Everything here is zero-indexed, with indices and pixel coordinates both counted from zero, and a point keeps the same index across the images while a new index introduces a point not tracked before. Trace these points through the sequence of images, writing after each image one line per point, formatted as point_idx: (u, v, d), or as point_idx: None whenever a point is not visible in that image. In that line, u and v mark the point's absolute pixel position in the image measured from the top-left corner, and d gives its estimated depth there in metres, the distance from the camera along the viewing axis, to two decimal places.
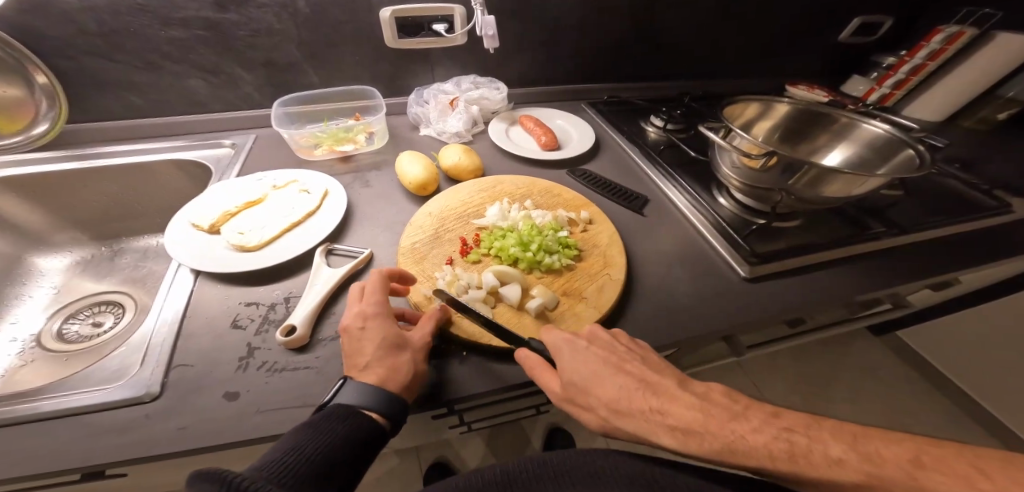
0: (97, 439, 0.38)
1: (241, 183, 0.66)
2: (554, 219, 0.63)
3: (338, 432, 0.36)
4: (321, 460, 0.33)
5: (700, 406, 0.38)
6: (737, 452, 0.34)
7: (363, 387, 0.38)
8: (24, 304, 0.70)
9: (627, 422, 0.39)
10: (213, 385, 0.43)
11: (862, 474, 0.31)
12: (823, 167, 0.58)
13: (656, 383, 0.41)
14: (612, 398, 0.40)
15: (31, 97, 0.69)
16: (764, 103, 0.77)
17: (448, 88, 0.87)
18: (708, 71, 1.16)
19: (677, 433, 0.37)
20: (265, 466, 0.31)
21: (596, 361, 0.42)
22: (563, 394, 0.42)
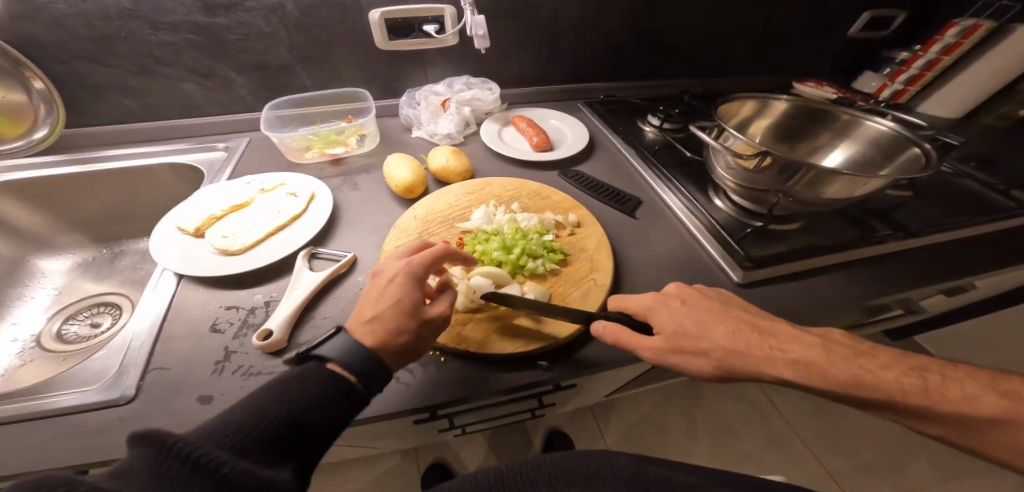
0: (72, 440, 0.38)
1: (230, 187, 0.66)
2: (540, 221, 0.62)
3: (309, 392, 0.33)
4: (279, 424, 0.30)
5: (822, 344, 0.40)
6: (865, 384, 0.37)
7: (342, 346, 0.37)
8: (25, 305, 0.71)
9: (743, 362, 0.40)
10: (189, 388, 0.43)
11: (1002, 408, 0.35)
12: (823, 167, 0.55)
13: (768, 327, 0.43)
14: (726, 342, 0.41)
15: (31, 103, 0.71)
16: (760, 100, 0.74)
17: (440, 90, 0.86)
18: (710, 69, 1.13)
19: (795, 367, 0.39)
20: (222, 425, 0.29)
21: (702, 312, 0.44)
22: (665, 346, 0.43)
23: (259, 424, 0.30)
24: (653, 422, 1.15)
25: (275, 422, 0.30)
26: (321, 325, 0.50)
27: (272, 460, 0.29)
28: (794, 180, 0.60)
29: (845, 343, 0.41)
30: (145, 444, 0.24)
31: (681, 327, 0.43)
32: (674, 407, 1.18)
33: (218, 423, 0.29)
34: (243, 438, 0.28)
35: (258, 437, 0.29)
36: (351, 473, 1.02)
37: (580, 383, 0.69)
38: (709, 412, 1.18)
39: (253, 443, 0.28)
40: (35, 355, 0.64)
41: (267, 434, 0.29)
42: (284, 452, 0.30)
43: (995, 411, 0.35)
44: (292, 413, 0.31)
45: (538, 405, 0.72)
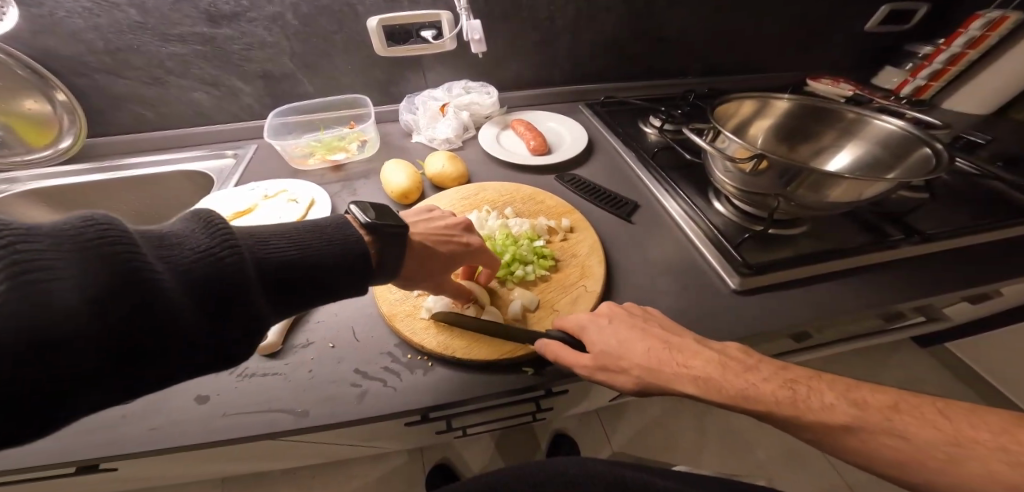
0: (75, 438, 0.40)
1: (234, 192, 0.68)
2: (532, 227, 0.62)
3: (335, 244, 0.37)
4: (293, 258, 0.34)
5: (719, 361, 0.40)
6: (750, 398, 0.37)
7: (390, 249, 0.41)
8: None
9: (655, 380, 0.41)
10: (186, 387, 0.44)
11: (848, 416, 0.34)
12: (824, 170, 0.53)
13: (679, 343, 0.42)
14: (643, 360, 0.41)
15: (54, 113, 0.75)
16: (761, 99, 0.72)
17: (438, 95, 0.87)
18: (717, 67, 1.10)
19: (698, 384, 0.39)
20: (260, 232, 0.34)
21: (624, 328, 0.44)
22: (596, 364, 0.43)
23: (283, 251, 0.33)
24: (660, 426, 1.13)
25: (291, 258, 0.34)
26: (318, 328, 0.51)
27: (271, 282, 0.32)
28: (792, 186, 0.57)
29: (724, 353, 0.41)
30: (206, 227, 0.30)
31: (608, 345, 0.43)
32: (681, 411, 1.16)
33: (263, 233, 0.34)
34: (261, 253, 0.32)
35: (267, 263, 0.32)
36: (357, 472, 1.04)
37: (579, 389, 0.68)
38: (719, 418, 1.15)
39: (270, 263, 0.32)
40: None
41: (282, 261, 0.33)
42: (283, 280, 0.33)
43: (844, 420, 0.34)
44: (309, 257, 0.35)
45: (537, 408, 0.72)
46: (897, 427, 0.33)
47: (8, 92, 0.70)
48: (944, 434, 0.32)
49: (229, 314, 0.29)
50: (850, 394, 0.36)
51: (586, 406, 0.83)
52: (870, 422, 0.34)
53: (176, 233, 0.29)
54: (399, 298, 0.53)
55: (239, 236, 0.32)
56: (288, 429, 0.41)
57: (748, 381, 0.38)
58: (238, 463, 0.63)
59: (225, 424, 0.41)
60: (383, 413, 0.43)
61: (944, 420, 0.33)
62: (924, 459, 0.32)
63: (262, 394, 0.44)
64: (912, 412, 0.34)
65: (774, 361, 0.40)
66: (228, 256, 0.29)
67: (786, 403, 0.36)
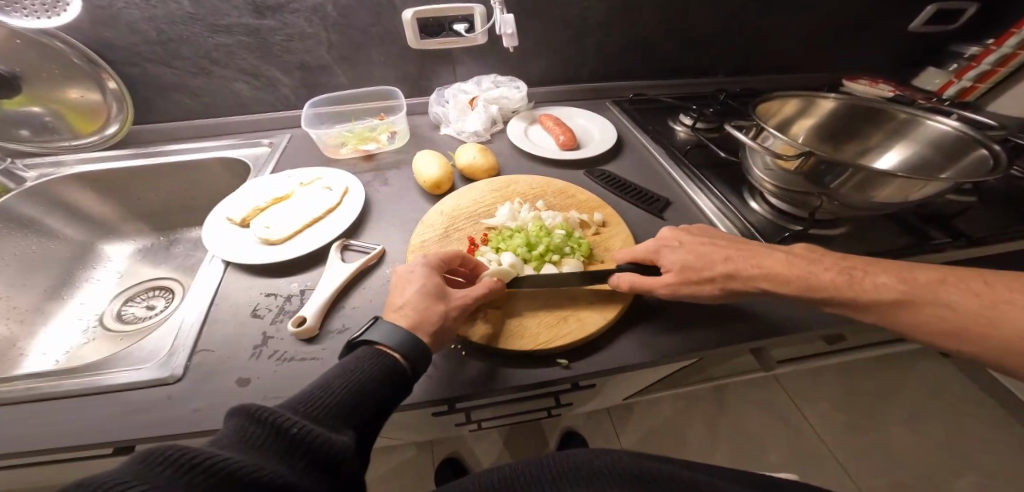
0: (116, 419, 0.39)
1: (272, 180, 0.69)
2: (564, 220, 0.61)
3: (375, 368, 0.35)
4: (343, 398, 0.32)
5: (788, 259, 0.45)
6: (813, 286, 0.42)
7: (391, 331, 0.38)
8: (84, 289, 0.74)
9: (736, 284, 0.45)
10: (227, 370, 0.43)
11: (900, 292, 0.39)
12: (880, 169, 0.52)
13: (750, 250, 0.47)
14: (723, 267, 0.45)
15: (104, 102, 0.78)
16: (804, 99, 0.71)
17: (468, 88, 0.88)
18: (748, 67, 1.08)
19: (770, 280, 0.44)
20: (304, 398, 0.31)
21: (697, 247, 0.48)
22: (679, 279, 0.46)
23: (329, 397, 0.32)
24: (673, 427, 1.08)
25: (350, 396, 0.33)
26: (353, 314, 0.50)
27: (339, 423, 0.31)
28: (837, 183, 0.57)
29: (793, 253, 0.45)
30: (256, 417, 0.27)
31: (686, 260, 0.47)
32: (694, 412, 1.11)
33: (306, 393, 0.32)
34: (324, 410, 0.31)
35: (334, 407, 0.31)
36: None
37: (601, 386, 0.67)
38: (733, 420, 1.10)
39: (336, 411, 0.31)
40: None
41: (332, 407, 0.31)
42: (350, 421, 0.32)
43: (896, 296, 0.39)
44: (358, 387, 0.34)
45: (554, 404, 0.71)
46: (944, 298, 0.38)
47: (61, 81, 0.72)
48: (984, 298, 0.36)
49: (325, 467, 0.27)
50: (902, 274, 0.40)
51: (601, 404, 0.82)
52: (921, 296, 0.38)
53: (225, 437, 0.25)
54: None
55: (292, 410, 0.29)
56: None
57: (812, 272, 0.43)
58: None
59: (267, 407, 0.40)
60: (419, 399, 0.44)
61: (986, 288, 0.37)
62: (970, 327, 0.36)
63: (303, 379, 0.43)
64: (957, 283, 0.38)
65: (835, 254, 0.45)
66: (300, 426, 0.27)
67: (843, 285, 0.41)
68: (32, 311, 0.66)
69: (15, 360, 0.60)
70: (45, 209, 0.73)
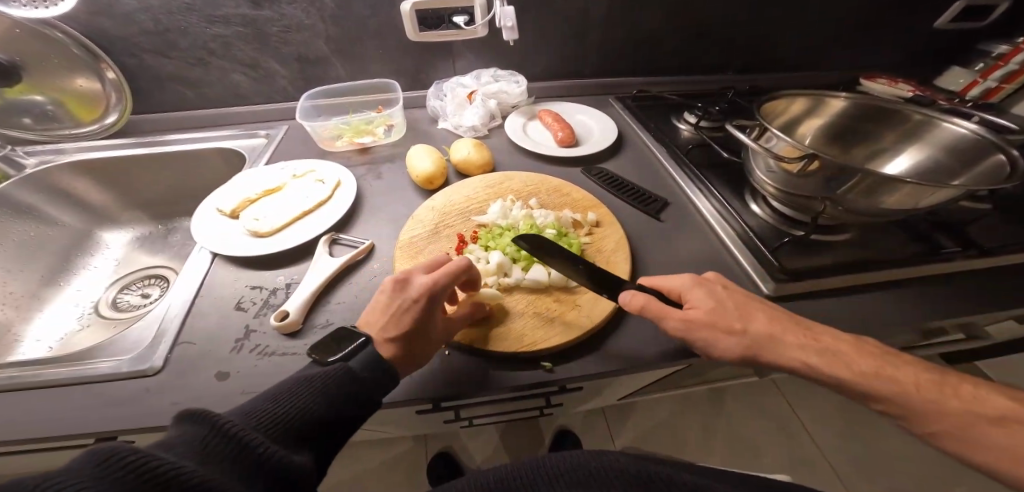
0: (93, 411, 0.39)
1: (265, 172, 0.69)
2: (557, 219, 0.60)
3: (335, 389, 0.34)
4: (305, 419, 0.31)
5: (855, 344, 0.40)
6: (885, 376, 0.38)
7: (372, 363, 0.37)
8: (81, 276, 0.75)
9: (774, 347, 0.40)
10: (206, 364, 0.43)
11: (1003, 411, 0.35)
12: (887, 174, 0.49)
13: (807, 322, 0.43)
14: (765, 329, 0.41)
15: (103, 91, 0.78)
16: (813, 98, 0.68)
17: (466, 82, 0.86)
18: (758, 65, 1.05)
19: (824, 357, 0.39)
20: (255, 413, 0.30)
21: (740, 299, 0.44)
22: (699, 321, 0.41)
23: (288, 416, 0.31)
24: (667, 430, 1.06)
25: (306, 414, 0.32)
26: (337, 309, 0.50)
27: (297, 443, 0.30)
28: (842, 189, 0.54)
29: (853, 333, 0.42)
30: (208, 424, 0.26)
31: (723, 308, 0.42)
32: (691, 415, 1.08)
33: (257, 408, 0.30)
34: (275, 428, 0.30)
35: (289, 426, 0.30)
36: (355, 454, 1.04)
37: (593, 388, 0.66)
38: (730, 424, 1.08)
39: (289, 429, 0.30)
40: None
41: (286, 424, 0.30)
42: (305, 439, 0.31)
43: (999, 413, 0.35)
44: (316, 407, 0.33)
45: (545, 404, 0.70)
46: None
47: (62, 69, 0.73)
48: None
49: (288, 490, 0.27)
50: (1007, 395, 0.37)
51: (594, 405, 0.81)
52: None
53: (177, 441, 0.24)
54: None
55: (242, 421, 0.28)
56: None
57: (866, 360, 0.39)
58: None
59: (243, 403, 0.40)
60: (398, 397, 0.43)
61: None
62: None
63: (282, 375, 0.42)
64: None
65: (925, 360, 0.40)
66: (251, 442, 0.26)
67: (928, 388, 0.37)
68: (27, 297, 0.67)
69: (8, 345, 0.61)
70: (44, 197, 0.74)
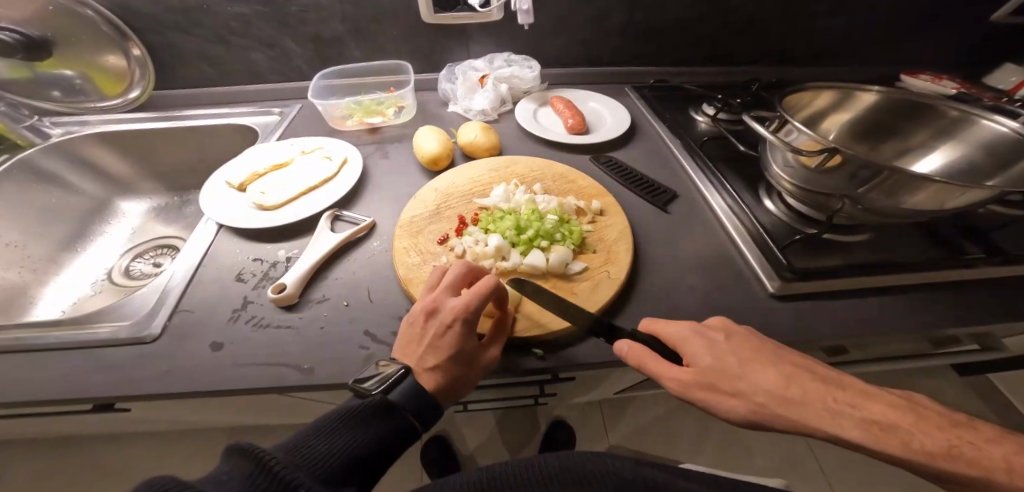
0: (92, 374, 0.40)
1: (275, 148, 0.70)
2: (560, 205, 0.58)
3: (376, 425, 0.34)
4: (345, 455, 0.31)
5: (906, 410, 0.33)
6: (966, 458, 0.30)
7: (416, 394, 0.37)
8: (97, 242, 0.78)
9: (788, 412, 0.34)
10: (202, 334, 0.44)
11: None
12: (911, 171, 0.46)
13: (832, 376, 0.36)
14: (774, 388, 0.35)
15: (128, 67, 0.80)
16: (839, 91, 0.65)
17: (479, 65, 0.85)
18: (785, 58, 1.00)
19: (866, 428, 0.32)
20: (299, 449, 0.30)
21: (746, 351, 0.38)
22: (695, 379, 0.37)
23: (328, 452, 0.31)
24: (663, 427, 1.05)
25: (347, 454, 0.32)
26: (334, 284, 0.50)
27: (339, 482, 0.30)
28: (864, 188, 0.51)
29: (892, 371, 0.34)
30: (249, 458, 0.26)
31: (723, 364, 0.37)
32: (688, 413, 1.06)
33: (300, 444, 0.31)
34: (317, 466, 0.30)
35: (331, 466, 0.30)
36: None
37: (589, 380, 0.65)
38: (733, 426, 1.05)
39: (330, 469, 0.30)
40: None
41: (331, 464, 0.30)
42: (349, 479, 0.31)
43: None
44: (360, 445, 0.33)
45: (540, 393, 0.70)
46: None
47: (92, 47, 0.75)
48: None
49: None
50: None
51: (591, 397, 0.80)
52: None
53: (221, 477, 0.25)
54: (416, 263, 0.51)
55: (286, 458, 0.29)
56: (297, 387, 0.40)
57: (921, 431, 0.31)
58: (251, 419, 0.62)
59: (233, 374, 0.40)
60: None
61: None
62: None
63: (274, 347, 0.43)
64: None
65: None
66: (290, 479, 0.26)
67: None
68: (46, 261, 0.70)
69: (25, 306, 0.63)
70: (67, 164, 0.77)
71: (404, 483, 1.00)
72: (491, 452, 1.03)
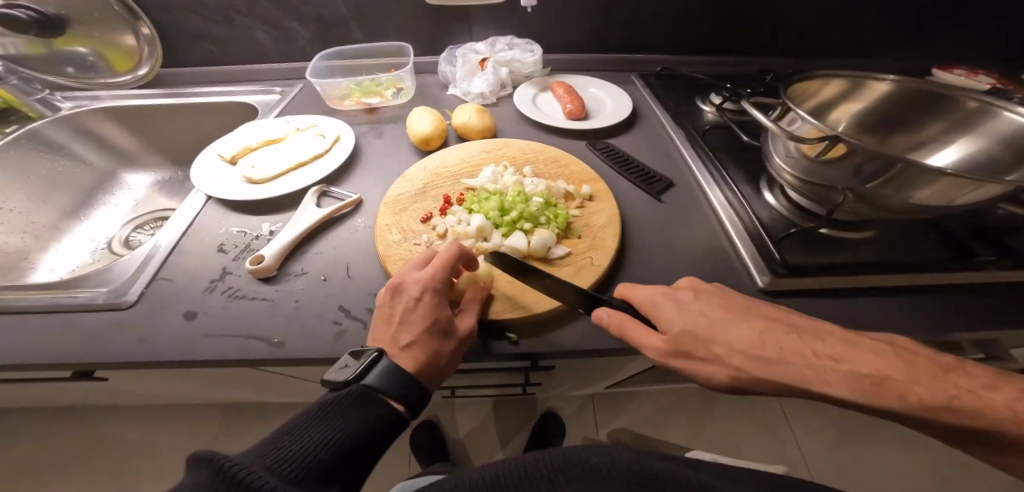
0: (69, 338, 0.41)
1: (271, 124, 0.70)
2: (548, 189, 0.57)
3: (356, 420, 0.33)
4: (324, 455, 0.30)
5: (887, 354, 0.32)
6: (958, 407, 0.28)
7: (393, 375, 0.36)
8: (100, 212, 0.80)
9: (768, 374, 0.33)
10: (178, 302, 0.44)
11: None
12: (925, 163, 0.43)
13: (808, 327, 0.35)
14: (745, 346, 0.35)
15: (138, 45, 0.81)
16: (852, 79, 0.61)
17: (479, 48, 0.84)
18: (803, 48, 0.95)
19: (855, 379, 0.30)
20: (271, 454, 0.28)
21: (714, 309, 0.38)
22: (672, 346, 0.36)
23: (305, 452, 0.29)
24: (655, 425, 1.02)
25: (327, 453, 0.30)
26: (313, 259, 0.50)
27: (320, 483, 0.29)
28: (870, 181, 0.48)
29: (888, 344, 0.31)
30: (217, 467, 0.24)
31: (695, 326, 0.36)
32: (681, 410, 1.04)
33: (274, 448, 0.29)
34: (294, 468, 0.28)
35: (309, 466, 0.29)
36: None
37: (574, 371, 0.64)
38: (731, 429, 1.02)
39: (310, 470, 0.29)
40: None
41: (310, 466, 0.29)
42: (332, 480, 0.30)
43: None
44: (340, 442, 0.31)
45: (525, 382, 0.69)
46: None
47: (107, 25, 0.76)
48: None
49: None
50: None
51: (580, 389, 0.78)
52: None
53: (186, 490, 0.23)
54: (396, 241, 0.51)
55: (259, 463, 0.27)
56: (263, 359, 0.40)
57: (913, 380, 0.30)
58: (235, 392, 0.62)
59: (203, 344, 0.41)
60: None
61: None
62: None
63: (246, 319, 0.43)
64: None
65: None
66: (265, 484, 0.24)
67: None
68: (48, 228, 0.72)
69: (24, 270, 0.66)
70: (74, 136, 0.79)
71: (392, 466, 1.01)
72: (479, 441, 1.02)
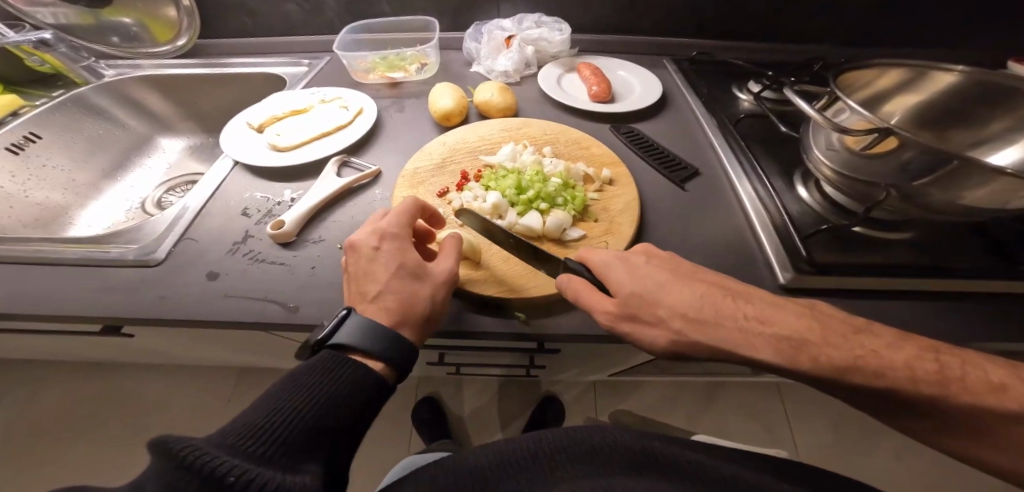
0: (102, 291, 0.43)
1: (297, 94, 0.71)
2: (567, 170, 0.56)
3: (337, 381, 0.31)
4: (301, 421, 0.28)
5: (804, 316, 0.32)
6: (863, 367, 0.29)
7: (367, 332, 0.34)
8: (135, 174, 0.83)
9: (704, 336, 0.33)
10: (203, 262, 0.46)
11: None
12: (985, 160, 0.39)
13: (741, 290, 0.35)
14: (685, 307, 0.34)
15: (178, 18, 0.84)
16: (911, 69, 0.56)
17: (506, 24, 0.82)
18: (854, 36, 0.89)
19: (777, 340, 0.31)
20: (240, 429, 0.26)
21: (660, 270, 0.37)
22: (621, 310, 0.35)
23: (278, 420, 0.27)
24: (660, 419, 1.01)
25: (305, 421, 0.28)
26: (331, 227, 0.51)
27: (299, 454, 0.27)
28: (919, 178, 0.44)
29: (911, 340, 0.30)
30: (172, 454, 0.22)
31: (642, 289, 0.36)
32: (689, 407, 1.02)
33: (246, 422, 0.27)
34: (265, 441, 0.26)
35: (285, 435, 0.27)
36: None
37: (581, 357, 0.63)
38: (740, 429, 0.99)
39: (287, 441, 0.27)
40: (10, 164, 0.69)
41: (287, 437, 0.27)
42: (312, 450, 0.28)
43: None
44: (321, 408, 0.29)
45: (530, 363, 0.69)
46: None
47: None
48: None
49: None
50: None
51: (586, 376, 0.78)
52: None
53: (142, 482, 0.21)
54: None
55: (229, 442, 0.25)
56: (277, 321, 0.41)
57: (926, 368, 0.29)
58: (250, 353, 0.65)
59: (222, 303, 0.42)
60: None
61: None
62: None
63: (265, 282, 0.44)
64: None
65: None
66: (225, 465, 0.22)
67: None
68: (87, 186, 0.76)
69: (63, 225, 0.70)
70: (113, 101, 0.83)
71: (398, 436, 1.04)
72: (480, 420, 1.04)
